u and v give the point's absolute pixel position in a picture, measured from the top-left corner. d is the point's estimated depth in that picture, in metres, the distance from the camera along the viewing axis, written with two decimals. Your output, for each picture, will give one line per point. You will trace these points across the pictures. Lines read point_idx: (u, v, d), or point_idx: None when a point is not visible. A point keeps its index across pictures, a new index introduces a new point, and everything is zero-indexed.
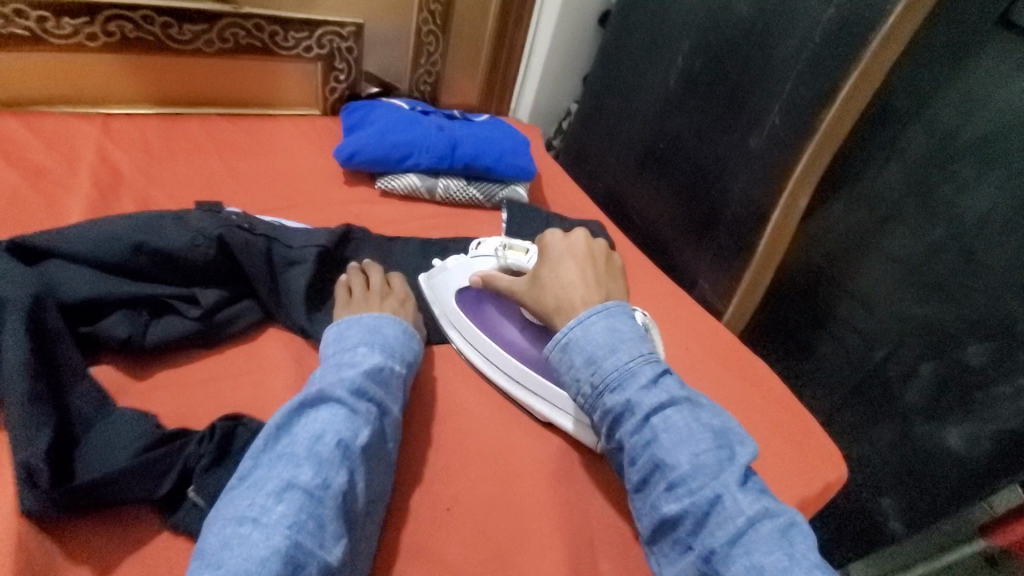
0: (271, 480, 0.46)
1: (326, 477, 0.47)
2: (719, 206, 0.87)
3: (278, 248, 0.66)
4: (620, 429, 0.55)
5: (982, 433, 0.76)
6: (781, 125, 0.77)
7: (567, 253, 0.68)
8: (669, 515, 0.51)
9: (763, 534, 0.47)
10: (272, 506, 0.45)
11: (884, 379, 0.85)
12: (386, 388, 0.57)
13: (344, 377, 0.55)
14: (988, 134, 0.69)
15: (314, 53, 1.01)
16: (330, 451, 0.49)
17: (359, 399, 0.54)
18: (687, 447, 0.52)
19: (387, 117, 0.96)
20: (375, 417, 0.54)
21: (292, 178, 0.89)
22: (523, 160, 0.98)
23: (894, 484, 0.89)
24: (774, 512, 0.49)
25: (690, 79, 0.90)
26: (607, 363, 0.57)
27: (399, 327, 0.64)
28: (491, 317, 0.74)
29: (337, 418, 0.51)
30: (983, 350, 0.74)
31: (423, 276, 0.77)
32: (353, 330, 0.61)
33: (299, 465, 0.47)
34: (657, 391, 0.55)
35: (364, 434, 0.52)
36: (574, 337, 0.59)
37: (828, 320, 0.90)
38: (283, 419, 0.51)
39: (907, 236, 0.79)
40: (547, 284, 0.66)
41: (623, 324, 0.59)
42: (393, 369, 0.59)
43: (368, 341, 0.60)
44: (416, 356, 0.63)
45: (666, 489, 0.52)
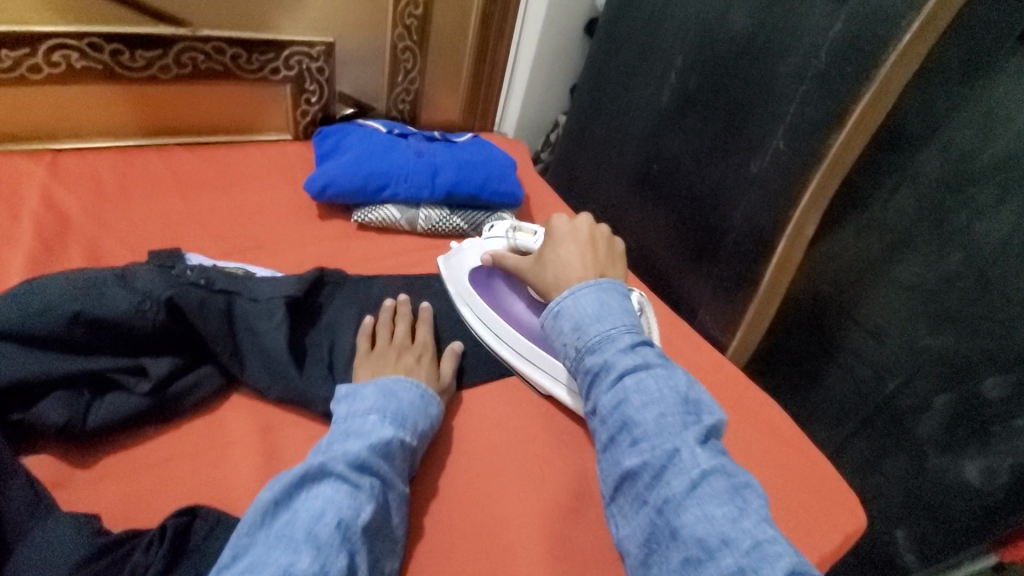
0: (265, 568, 0.40)
1: (326, 562, 0.42)
2: (719, 232, 0.82)
3: (241, 304, 0.60)
4: (595, 390, 0.54)
5: (1000, 468, 0.72)
6: (784, 149, 0.72)
7: (570, 235, 0.68)
8: (630, 469, 0.49)
9: (716, 489, 0.45)
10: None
11: (896, 411, 0.81)
12: (395, 461, 0.52)
13: (350, 447, 0.50)
14: (1008, 158, 0.64)
15: (282, 75, 0.94)
16: (330, 532, 0.43)
17: (365, 472, 0.49)
18: (654, 406, 0.50)
19: (362, 143, 0.90)
20: (381, 492, 0.49)
21: (260, 215, 0.83)
22: (509, 183, 0.92)
23: (909, 519, 0.84)
24: (732, 472, 0.47)
25: (684, 97, 0.85)
26: (590, 328, 0.56)
27: (415, 391, 0.59)
28: (501, 293, 0.76)
29: (341, 495, 0.46)
30: (1001, 383, 0.69)
31: (441, 258, 0.80)
32: (364, 391, 0.57)
33: (298, 549, 0.42)
34: (634, 356, 0.54)
35: (368, 512, 0.47)
36: (563, 304, 0.59)
37: (837, 348, 0.85)
38: (284, 495, 0.46)
39: (919, 263, 0.74)
40: (549, 262, 0.66)
41: (612, 298, 0.58)
42: (405, 437, 0.54)
43: (379, 408, 0.55)
44: (430, 422, 0.58)
45: (630, 445, 0.50)
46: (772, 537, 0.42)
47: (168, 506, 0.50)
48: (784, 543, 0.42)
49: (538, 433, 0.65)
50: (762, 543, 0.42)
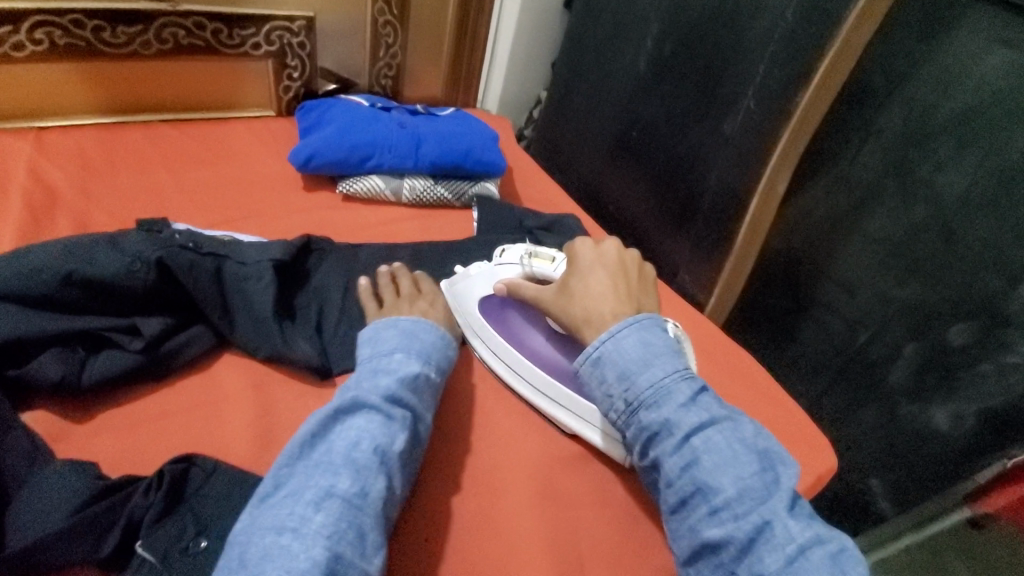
0: (309, 488, 0.44)
1: (365, 484, 0.45)
2: (696, 194, 0.84)
3: (230, 267, 0.61)
4: (656, 448, 0.52)
5: (967, 412, 0.75)
6: (755, 109, 0.74)
7: (598, 262, 0.64)
8: (710, 540, 0.48)
9: (815, 563, 0.44)
10: (311, 515, 0.42)
11: (868, 362, 0.84)
12: (422, 396, 0.55)
13: (380, 382, 0.53)
14: (966, 110, 0.67)
15: (263, 50, 0.95)
16: (367, 458, 0.47)
17: (395, 405, 0.52)
18: (730, 469, 0.49)
19: (345, 115, 0.91)
20: (411, 423, 0.52)
21: (246, 187, 0.84)
22: (492, 154, 0.94)
23: (882, 465, 0.88)
24: (827, 539, 0.46)
25: (660, 62, 0.87)
26: (641, 379, 0.54)
27: (436, 333, 0.61)
28: (516, 325, 0.71)
29: (374, 425, 0.49)
30: (965, 330, 0.72)
31: (445, 282, 0.72)
32: (389, 332, 0.59)
33: (339, 472, 0.45)
34: (697, 410, 0.52)
35: (400, 440, 0.50)
36: (607, 351, 0.56)
37: (811, 305, 0.88)
38: (320, 425, 0.49)
39: (886, 217, 0.77)
40: (576, 294, 0.62)
41: (657, 338, 0.56)
42: (429, 375, 0.57)
43: (404, 348, 0.57)
44: (450, 362, 0.61)
45: (708, 512, 0.48)
46: None
47: (165, 455, 0.52)
48: None
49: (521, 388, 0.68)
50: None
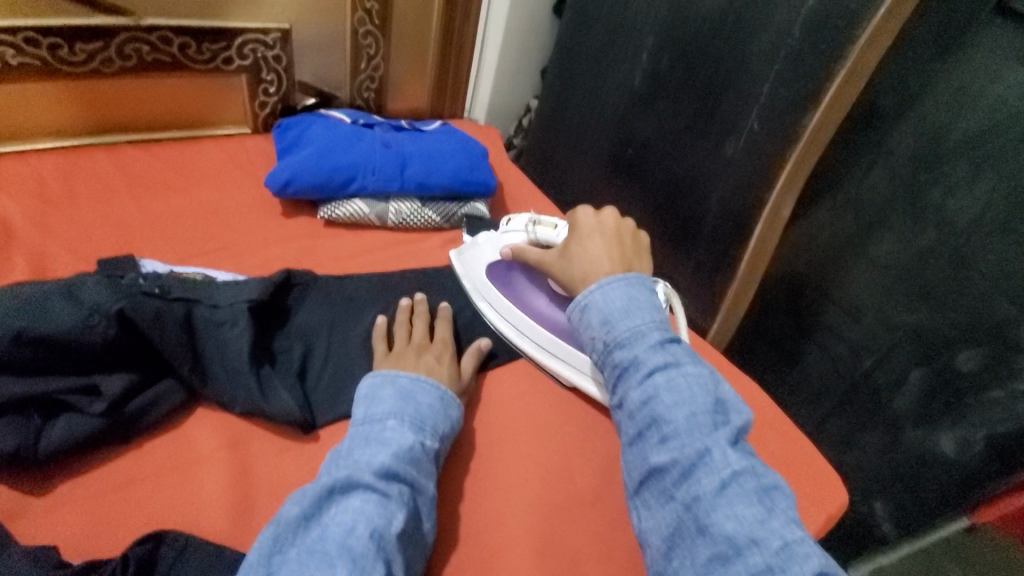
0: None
1: (363, 574, 0.41)
2: (696, 215, 0.81)
3: (201, 311, 0.57)
4: (623, 385, 0.52)
5: (974, 438, 0.73)
6: (758, 130, 0.70)
7: (597, 229, 0.65)
8: (656, 466, 0.47)
9: (746, 491, 0.43)
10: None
11: (874, 387, 0.82)
12: (420, 466, 0.51)
13: (375, 455, 0.49)
14: (979, 134, 0.64)
15: (235, 65, 0.89)
16: (364, 544, 0.42)
17: (392, 479, 0.48)
18: (685, 404, 0.48)
19: (324, 135, 0.86)
20: (410, 498, 0.48)
21: (220, 215, 0.79)
22: (481, 173, 0.89)
23: (887, 490, 0.85)
24: (763, 475, 0.45)
25: (656, 77, 0.83)
26: (620, 324, 0.54)
27: (434, 394, 0.57)
28: (520, 286, 0.75)
29: (370, 505, 0.45)
30: (974, 357, 0.70)
31: (456, 251, 0.80)
32: (383, 394, 0.56)
33: (333, 564, 0.41)
34: (665, 353, 0.52)
35: (400, 519, 0.46)
36: (593, 298, 0.57)
37: (814, 327, 0.86)
38: (311, 509, 0.45)
39: (893, 241, 0.74)
40: (575, 256, 0.64)
41: (641, 293, 0.56)
42: (427, 443, 0.53)
43: (398, 412, 0.54)
44: (451, 424, 0.57)
45: (658, 441, 0.48)
46: (802, 543, 0.40)
47: (131, 532, 0.47)
48: (814, 547, 0.41)
49: (519, 432, 0.64)
50: (791, 544, 0.40)
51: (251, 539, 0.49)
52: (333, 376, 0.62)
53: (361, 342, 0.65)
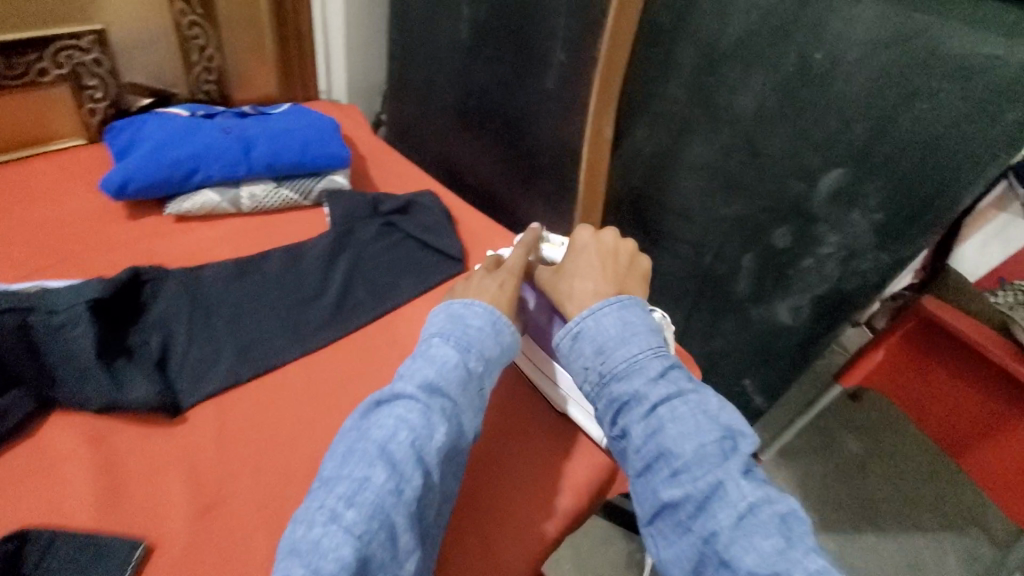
0: (343, 483, 0.46)
1: (400, 480, 0.47)
2: (536, 152, 0.87)
3: (37, 318, 0.57)
4: (624, 418, 0.55)
5: (804, 302, 0.85)
6: (566, 62, 0.77)
7: (591, 247, 0.68)
8: (669, 501, 0.49)
9: (765, 521, 0.45)
10: (343, 511, 0.44)
11: (719, 277, 0.93)
12: (466, 385, 0.55)
13: (423, 371, 0.54)
14: (741, 36, 0.73)
15: (53, 75, 0.85)
16: (404, 452, 0.48)
17: (439, 396, 0.53)
18: (691, 433, 0.51)
19: (159, 132, 0.84)
20: (454, 414, 0.53)
21: (59, 229, 0.77)
22: (331, 147, 0.90)
23: (752, 366, 0.98)
24: (777, 501, 0.47)
25: (478, 28, 0.87)
26: (616, 354, 0.57)
27: (487, 319, 0.61)
28: None
29: (414, 416, 0.51)
30: (786, 232, 0.82)
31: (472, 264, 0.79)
32: (436, 319, 0.61)
33: (374, 465, 0.47)
34: (666, 383, 0.55)
35: (441, 433, 0.51)
36: (588, 325, 0.60)
37: (662, 237, 0.95)
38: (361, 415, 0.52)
39: (701, 144, 0.83)
40: (566, 273, 0.67)
41: (636, 319, 0.59)
42: (473, 364, 0.57)
43: (447, 331, 0.58)
44: (507, 345, 0.61)
45: (669, 475, 0.50)
46: (823, 571, 0.42)
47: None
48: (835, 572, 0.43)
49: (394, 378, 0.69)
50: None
51: (124, 521, 0.51)
52: (197, 358, 0.64)
53: (223, 324, 0.67)
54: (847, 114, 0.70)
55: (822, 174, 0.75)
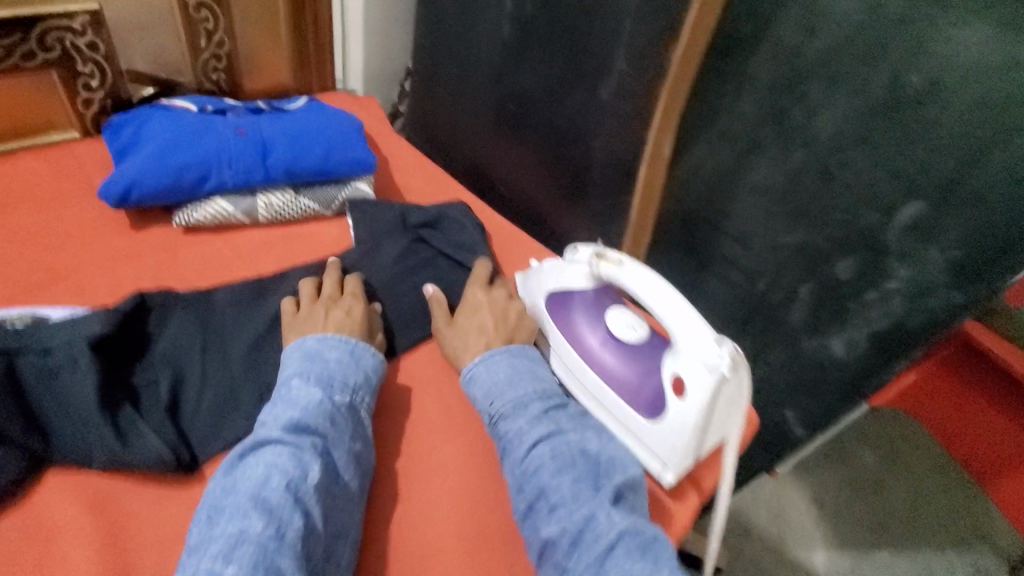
0: (216, 541, 0.42)
1: (280, 524, 0.44)
2: (584, 166, 0.80)
3: (27, 361, 0.50)
4: (510, 460, 0.55)
5: (859, 337, 0.78)
6: (628, 71, 0.69)
7: (485, 304, 0.68)
8: (548, 538, 0.48)
9: (631, 548, 0.46)
10: (221, 569, 0.40)
11: (772, 305, 0.86)
12: (335, 418, 0.53)
13: (285, 413, 0.52)
14: (828, 52, 0.66)
15: (40, 60, 0.75)
16: (279, 496, 0.45)
17: (305, 433, 0.51)
18: (565, 468, 0.52)
19: (163, 130, 0.75)
20: (325, 450, 0.51)
21: (53, 240, 0.69)
22: (356, 150, 0.82)
23: (795, 397, 0.91)
24: (644, 529, 0.48)
25: (525, 26, 0.79)
26: (504, 397, 0.58)
27: (344, 347, 0.59)
28: (577, 322, 0.68)
29: (283, 457, 0.48)
30: (852, 264, 0.75)
31: (519, 275, 0.77)
32: (290, 358, 0.57)
33: (249, 515, 0.44)
34: (548, 422, 0.56)
35: (314, 470, 0.49)
36: (478, 373, 0.61)
37: (713, 260, 0.88)
38: (228, 472, 0.48)
39: (769, 167, 0.75)
40: (459, 328, 0.68)
41: (522, 363, 0.61)
42: (338, 397, 0.55)
43: (304, 370, 0.56)
44: (371, 371, 0.60)
45: (547, 512, 0.49)
46: None
47: None
48: None
49: (433, 424, 0.63)
50: None
51: None
52: (215, 401, 0.57)
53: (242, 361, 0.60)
54: (936, 145, 0.63)
55: (898, 207, 0.68)
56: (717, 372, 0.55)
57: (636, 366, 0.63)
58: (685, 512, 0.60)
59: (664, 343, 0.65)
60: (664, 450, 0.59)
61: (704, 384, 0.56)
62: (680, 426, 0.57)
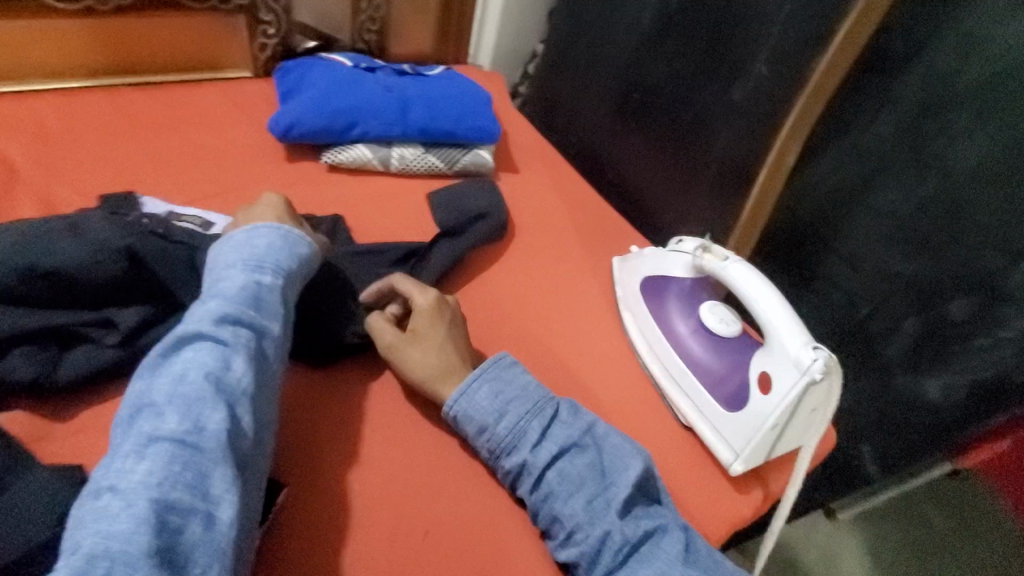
0: (128, 440, 0.40)
1: (198, 419, 0.42)
2: (701, 161, 0.81)
3: (207, 253, 0.59)
4: (521, 487, 0.55)
5: (959, 384, 0.75)
6: (767, 73, 0.71)
7: (439, 318, 0.61)
8: (567, 562, 0.52)
9: (651, 555, 0.50)
10: (134, 466, 0.38)
11: (869, 336, 0.82)
12: (262, 306, 0.51)
13: (206, 307, 0.48)
14: (985, 81, 0.64)
15: (233, 5, 0.87)
16: (198, 390, 0.43)
17: (231, 324, 0.48)
18: (575, 492, 0.53)
19: (326, 78, 0.85)
20: (252, 341, 0.48)
21: (223, 159, 0.80)
22: (484, 120, 0.88)
23: (873, 434, 0.86)
24: (666, 529, 0.51)
25: (666, 19, 0.82)
26: (499, 425, 0.56)
27: (276, 232, 0.57)
28: (668, 309, 0.70)
29: (205, 353, 0.45)
30: (966, 305, 0.71)
31: (616, 260, 0.80)
32: (222, 254, 0.54)
33: (162, 413, 0.41)
34: (548, 444, 0.55)
35: (239, 363, 0.46)
36: (460, 409, 0.57)
37: (814, 277, 0.87)
38: (146, 369, 0.45)
39: (896, 190, 0.74)
40: (425, 345, 0.60)
41: (506, 378, 0.58)
42: (266, 280, 0.53)
43: (237, 262, 0.53)
44: (304, 255, 0.58)
45: (565, 537, 0.52)
46: None
47: None
48: None
49: None
50: None
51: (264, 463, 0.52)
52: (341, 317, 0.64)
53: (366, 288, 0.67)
54: None
55: None
56: (806, 373, 0.55)
57: (722, 356, 0.65)
58: (749, 506, 0.61)
59: (752, 342, 0.66)
60: (739, 436, 0.60)
61: (791, 385, 0.56)
62: (759, 421, 0.59)
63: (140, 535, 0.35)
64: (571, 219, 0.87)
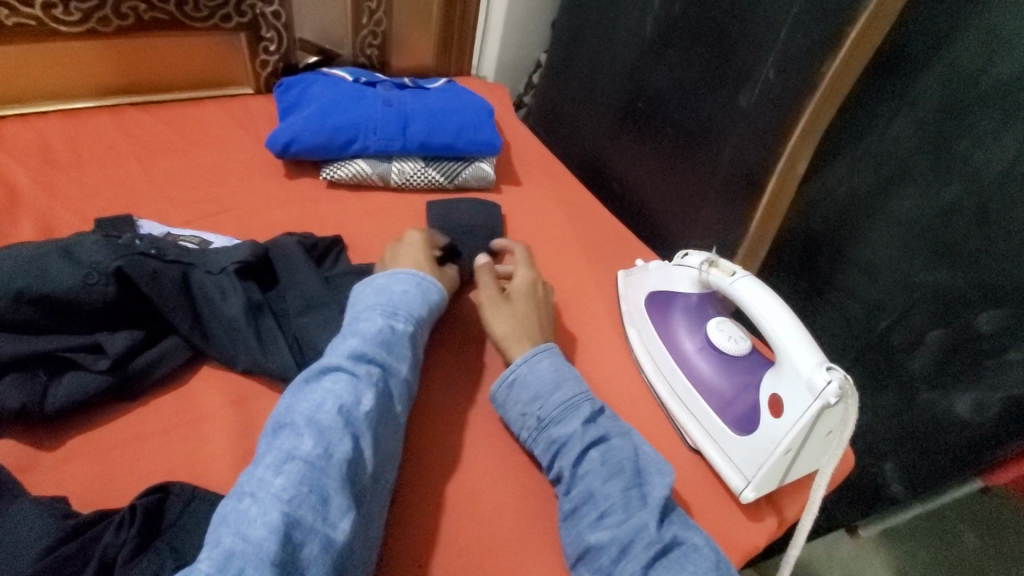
0: (271, 453, 0.43)
1: (329, 445, 0.44)
2: (709, 170, 0.79)
3: (199, 275, 0.58)
4: (560, 461, 0.54)
5: (990, 400, 0.69)
6: (774, 78, 0.68)
7: (538, 295, 0.65)
8: (593, 544, 0.48)
9: (672, 560, 0.46)
10: (271, 479, 0.41)
11: (890, 347, 0.78)
12: (392, 350, 0.54)
13: (347, 343, 0.52)
14: (1010, 80, 0.60)
15: (234, 23, 0.88)
16: (332, 418, 0.46)
17: (366, 363, 0.51)
18: (613, 476, 0.51)
19: (326, 93, 0.85)
20: (382, 380, 0.51)
21: (222, 176, 0.79)
22: (485, 133, 0.87)
23: (898, 451, 0.82)
24: (695, 536, 0.49)
25: (669, 25, 0.80)
26: (552, 398, 0.56)
27: (413, 279, 0.60)
28: (675, 327, 0.68)
29: (340, 384, 0.48)
30: (994, 317, 0.66)
31: (622, 273, 0.78)
32: (361, 294, 0.58)
33: (300, 434, 0.44)
34: (593, 429, 0.55)
35: (368, 400, 0.48)
36: (522, 372, 0.58)
37: (829, 289, 0.83)
38: (291, 388, 0.50)
39: (916, 196, 0.70)
40: (519, 308, 0.63)
41: (566, 364, 0.59)
42: (400, 326, 0.56)
43: (372, 303, 0.57)
44: (433, 307, 0.61)
45: (595, 519, 0.50)
46: None
47: (140, 480, 0.50)
48: None
49: None
50: None
51: None
52: None
53: None
54: None
55: None
56: (821, 396, 0.52)
57: (731, 376, 0.62)
58: (762, 535, 0.57)
59: (764, 361, 0.63)
60: (750, 462, 0.57)
61: (801, 410, 0.53)
62: (770, 444, 0.55)
63: (269, 546, 0.37)
64: (575, 231, 0.85)
